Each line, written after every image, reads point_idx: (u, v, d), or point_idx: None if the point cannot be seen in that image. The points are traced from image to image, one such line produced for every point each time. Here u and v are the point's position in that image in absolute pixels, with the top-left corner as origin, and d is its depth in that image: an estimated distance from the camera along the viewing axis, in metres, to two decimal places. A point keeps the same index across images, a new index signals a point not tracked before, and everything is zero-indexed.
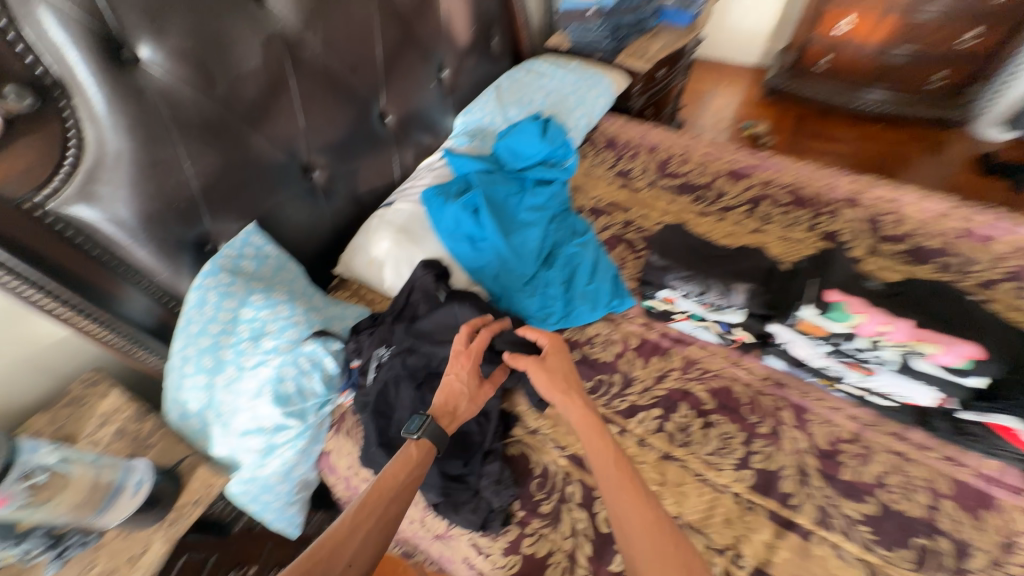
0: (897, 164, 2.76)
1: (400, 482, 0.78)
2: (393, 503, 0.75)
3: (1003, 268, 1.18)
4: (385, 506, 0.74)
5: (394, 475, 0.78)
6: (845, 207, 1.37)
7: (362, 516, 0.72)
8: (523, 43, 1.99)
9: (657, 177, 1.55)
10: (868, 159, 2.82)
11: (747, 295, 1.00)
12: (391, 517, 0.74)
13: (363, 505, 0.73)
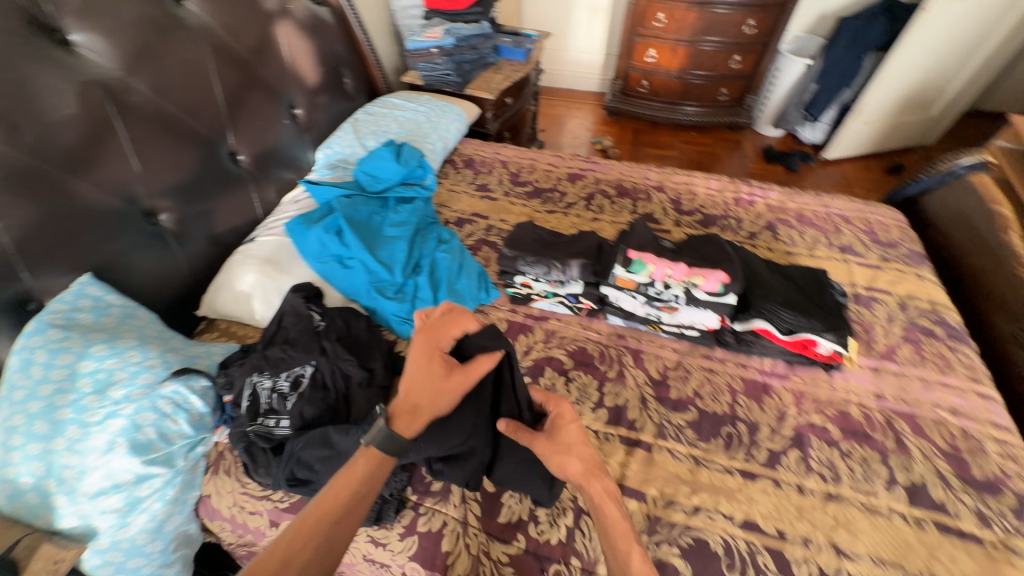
0: (711, 161, 3.43)
1: (349, 495, 0.68)
2: (342, 518, 0.65)
3: (761, 222, 1.58)
4: (331, 525, 0.64)
5: (338, 491, 0.68)
6: (656, 193, 1.71)
7: (300, 540, 0.61)
8: (378, 82, 2.14)
9: (510, 187, 1.77)
10: (692, 159, 3.45)
11: (581, 268, 1.21)
12: (340, 534, 0.64)
13: (300, 527, 0.62)
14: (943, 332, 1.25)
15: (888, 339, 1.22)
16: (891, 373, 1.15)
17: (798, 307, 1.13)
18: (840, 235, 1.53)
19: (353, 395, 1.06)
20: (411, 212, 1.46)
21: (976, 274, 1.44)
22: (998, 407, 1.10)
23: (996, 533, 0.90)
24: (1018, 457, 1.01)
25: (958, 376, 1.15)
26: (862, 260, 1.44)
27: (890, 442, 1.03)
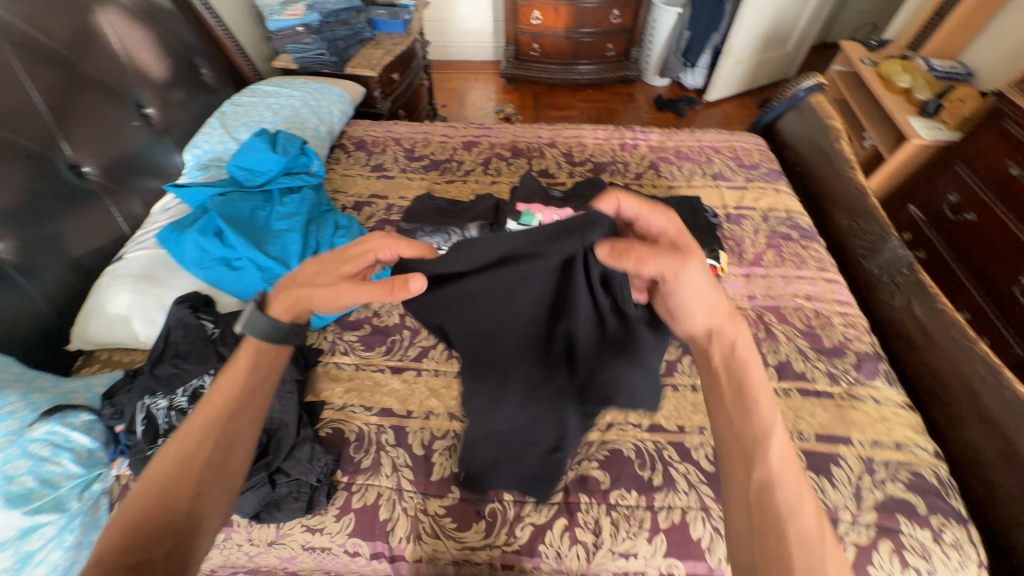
0: (609, 116, 3.58)
1: (234, 392, 0.65)
2: (234, 411, 0.64)
3: (645, 162, 1.70)
4: (222, 419, 0.62)
5: (216, 394, 0.64)
6: (548, 149, 1.77)
7: (191, 441, 0.59)
8: (244, 70, 1.96)
9: (407, 163, 1.74)
10: (591, 116, 3.58)
11: (479, 229, 1.24)
12: (240, 424, 0.63)
13: (185, 432, 0.60)
14: (798, 234, 1.45)
15: (755, 248, 1.40)
16: (759, 276, 1.33)
17: None
18: (712, 164, 1.69)
19: None
20: (300, 203, 1.39)
21: (821, 181, 1.67)
22: (841, 287, 1.31)
23: (842, 386, 1.10)
24: (857, 324, 1.22)
25: (810, 268, 1.35)
26: (731, 184, 1.61)
27: (761, 333, 1.20)
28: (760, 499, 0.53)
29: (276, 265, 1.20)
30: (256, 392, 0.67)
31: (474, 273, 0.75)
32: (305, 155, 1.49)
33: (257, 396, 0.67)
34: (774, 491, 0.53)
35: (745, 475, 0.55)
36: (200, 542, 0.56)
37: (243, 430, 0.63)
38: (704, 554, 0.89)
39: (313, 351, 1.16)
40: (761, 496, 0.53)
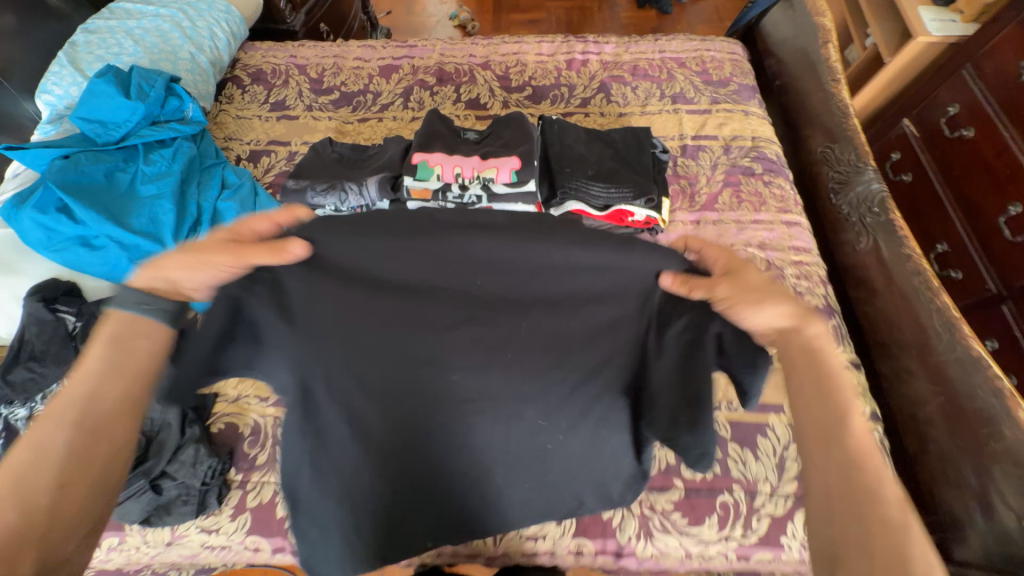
0: (582, 17, 3.06)
1: (132, 368, 0.59)
2: (94, 395, 0.56)
3: (594, 83, 1.43)
4: (124, 394, 0.57)
5: (137, 347, 0.60)
6: (480, 71, 1.48)
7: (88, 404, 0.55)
8: None
9: (312, 98, 1.47)
10: (560, 20, 3.06)
11: (378, 185, 1.05)
12: (94, 427, 0.55)
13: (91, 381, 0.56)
14: (762, 167, 1.25)
15: (710, 188, 1.21)
16: (710, 222, 1.16)
17: (609, 176, 1.06)
18: (672, 83, 1.42)
19: None
20: (172, 159, 1.17)
21: (800, 98, 1.42)
22: (802, 232, 1.15)
23: None
24: (811, 275, 1.09)
25: (770, 210, 1.18)
26: (692, 108, 1.36)
27: None
28: (868, 528, 0.49)
29: (143, 243, 1.03)
30: (136, 385, 0.58)
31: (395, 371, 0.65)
32: (175, 96, 1.24)
33: (123, 401, 0.57)
34: (870, 501, 0.50)
35: (853, 508, 0.50)
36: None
37: (59, 459, 0.52)
38: (614, 534, 0.86)
39: None
40: (868, 522, 0.49)
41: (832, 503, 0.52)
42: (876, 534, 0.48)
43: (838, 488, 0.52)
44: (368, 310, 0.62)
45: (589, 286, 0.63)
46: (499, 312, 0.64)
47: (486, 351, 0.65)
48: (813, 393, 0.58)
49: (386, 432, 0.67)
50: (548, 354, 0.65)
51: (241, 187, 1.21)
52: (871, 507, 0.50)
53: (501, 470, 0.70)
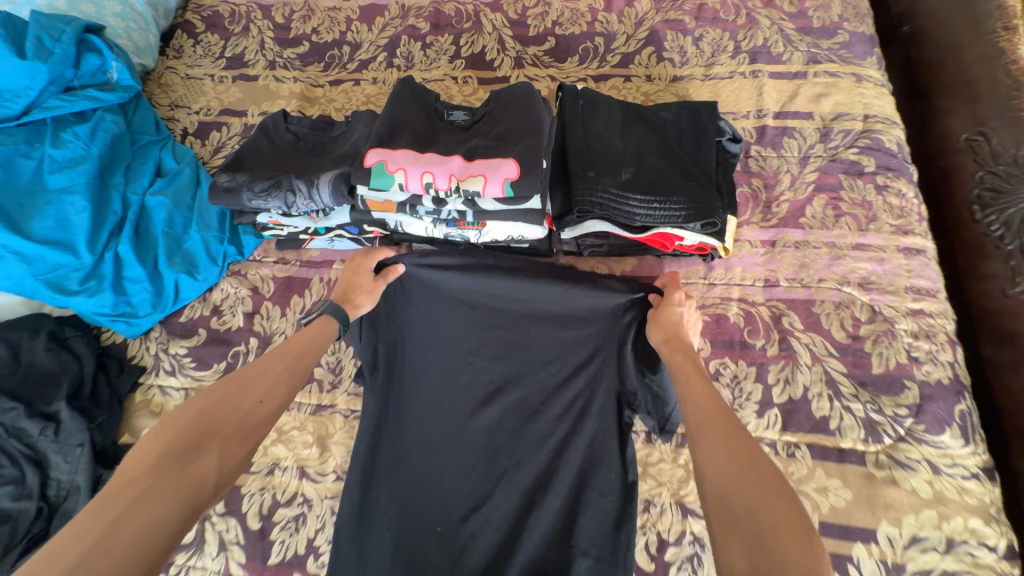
0: None
1: (300, 364, 0.67)
2: (288, 376, 0.65)
3: (642, 32, 1.05)
4: (285, 381, 0.64)
5: (313, 341, 0.70)
6: (488, 14, 1.11)
7: (262, 385, 0.62)
8: None
9: (276, 51, 1.16)
10: None
11: (331, 187, 0.77)
12: (261, 394, 0.61)
13: (276, 363, 0.65)
14: (875, 163, 0.88)
15: (795, 194, 0.86)
16: (791, 246, 0.83)
17: (653, 184, 0.73)
18: (753, 31, 1.01)
19: (41, 454, 0.75)
20: (90, 138, 0.92)
21: (941, 54, 0.99)
22: (927, 265, 0.80)
23: (884, 443, 0.70)
24: (936, 332, 0.76)
25: (881, 230, 0.83)
26: (779, 70, 0.97)
27: (772, 349, 0.77)
28: (731, 454, 0.50)
29: (50, 253, 0.83)
30: (300, 376, 0.66)
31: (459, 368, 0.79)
32: (93, 51, 0.97)
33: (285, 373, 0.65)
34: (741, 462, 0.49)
35: (711, 437, 0.53)
36: (75, 532, 0.45)
37: (239, 422, 0.58)
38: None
39: (126, 372, 0.85)
40: (730, 448, 0.51)
41: (695, 440, 0.54)
42: (743, 460, 0.49)
43: (697, 424, 0.55)
44: (449, 332, 0.80)
45: (569, 309, 0.78)
46: (523, 330, 0.79)
47: (504, 367, 0.79)
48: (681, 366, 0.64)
49: (431, 478, 0.74)
50: (548, 368, 0.77)
51: (179, 175, 0.96)
52: (732, 436, 0.52)
53: (507, 500, 0.73)
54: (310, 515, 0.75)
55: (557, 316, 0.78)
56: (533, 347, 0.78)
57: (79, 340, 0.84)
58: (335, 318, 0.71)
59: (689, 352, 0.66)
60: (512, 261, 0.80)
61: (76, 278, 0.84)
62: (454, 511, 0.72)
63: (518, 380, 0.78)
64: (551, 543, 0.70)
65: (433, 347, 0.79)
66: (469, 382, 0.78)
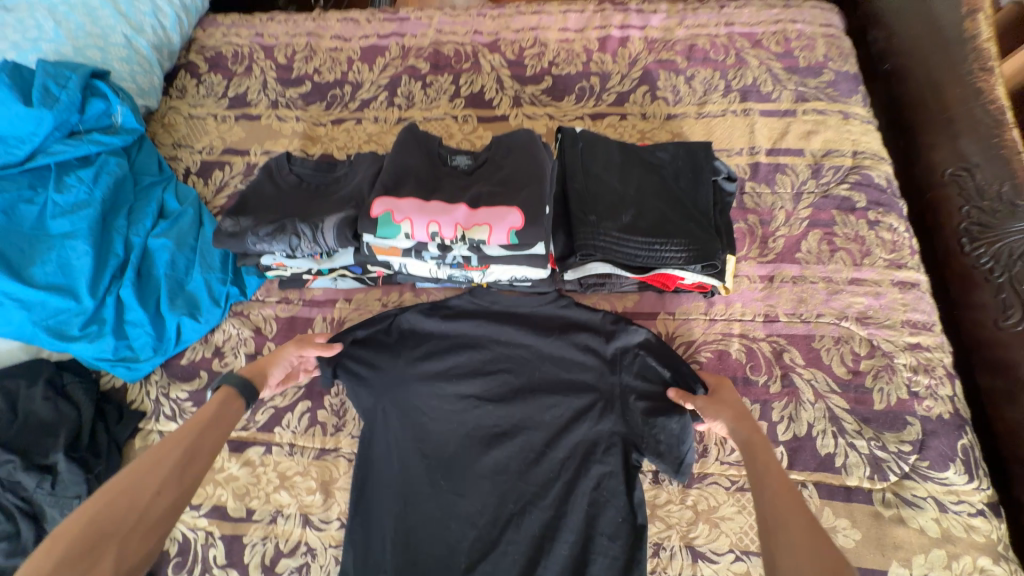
0: None
1: (201, 444, 0.60)
2: (191, 456, 0.58)
3: (636, 71, 1.08)
4: (184, 465, 0.57)
5: (216, 422, 0.63)
6: (486, 55, 1.15)
7: (164, 469, 0.55)
8: None
9: (279, 91, 1.18)
10: None
11: (335, 232, 0.78)
12: (166, 483, 0.55)
13: (180, 445, 0.58)
14: (866, 199, 0.90)
15: (791, 229, 0.88)
16: (788, 281, 0.85)
17: (654, 226, 0.75)
18: (743, 71, 1.05)
19: (38, 507, 0.73)
20: (93, 182, 0.93)
21: (923, 91, 1.03)
22: (921, 298, 0.82)
23: (889, 481, 0.71)
24: (934, 366, 0.77)
25: (875, 264, 0.85)
26: (769, 108, 1.00)
27: (775, 386, 0.78)
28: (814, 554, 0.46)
29: (52, 299, 0.83)
30: (201, 460, 0.59)
31: (462, 410, 0.80)
32: (99, 96, 0.98)
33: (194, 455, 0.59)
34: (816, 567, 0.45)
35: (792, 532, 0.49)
36: None
37: (136, 518, 0.51)
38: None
39: (125, 418, 0.84)
40: (812, 546, 0.47)
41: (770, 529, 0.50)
42: (819, 559, 0.45)
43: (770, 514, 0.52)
44: (453, 379, 0.82)
45: (571, 351, 0.82)
46: (529, 373, 0.82)
47: (509, 410, 0.80)
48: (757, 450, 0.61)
49: (437, 527, 0.73)
50: (552, 412, 0.79)
51: (182, 216, 0.96)
52: (814, 533, 0.48)
53: (512, 545, 0.72)
54: (314, 566, 0.74)
55: (558, 360, 0.82)
56: (536, 387, 0.81)
57: (79, 387, 0.83)
58: (239, 393, 0.67)
59: (760, 439, 0.63)
60: (517, 310, 0.86)
61: (77, 324, 0.83)
62: (460, 559, 0.71)
63: (521, 421, 0.79)
64: None
65: (436, 390, 0.81)
66: (472, 423, 0.79)
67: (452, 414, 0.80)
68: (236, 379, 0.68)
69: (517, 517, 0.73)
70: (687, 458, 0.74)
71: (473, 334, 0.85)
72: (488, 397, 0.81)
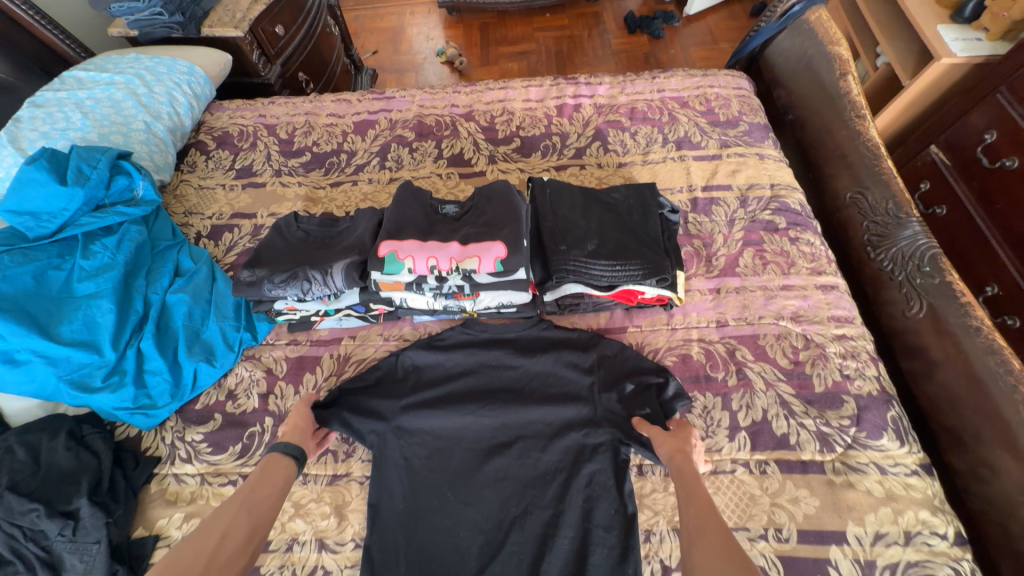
0: (584, 34, 2.86)
1: (254, 499, 0.73)
2: (244, 512, 0.71)
3: (589, 130, 1.30)
4: (244, 516, 0.70)
5: (266, 482, 0.76)
6: (463, 123, 1.35)
7: (226, 522, 0.69)
8: (75, 60, 1.50)
9: (282, 161, 1.34)
10: (563, 37, 2.87)
11: (344, 274, 0.90)
12: (225, 535, 0.67)
13: (232, 506, 0.71)
14: (786, 221, 1.09)
15: (729, 249, 1.06)
16: (732, 291, 1.00)
17: (614, 251, 0.90)
18: (676, 126, 1.28)
19: (57, 555, 0.76)
20: (116, 248, 1.03)
21: (820, 134, 1.28)
22: (841, 297, 0.99)
23: (836, 452, 0.82)
24: (859, 352, 0.92)
25: (800, 273, 1.02)
26: (700, 153, 1.22)
27: (732, 380, 0.90)
28: (724, 556, 0.60)
29: (76, 354, 0.89)
30: (258, 511, 0.72)
31: (465, 429, 0.89)
32: (122, 174, 1.11)
33: (244, 514, 0.71)
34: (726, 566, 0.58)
35: (708, 539, 0.63)
36: None
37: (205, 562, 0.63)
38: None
39: (142, 464, 0.89)
40: (722, 551, 0.61)
41: (691, 543, 0.64)
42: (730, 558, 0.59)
43: (691, 528, 0.66)
44: (454, 400, 0.92)
45: (556, 367, 0.94)
46: (521, 389, 0.92)
47: (507, 423, 0.89)
48: (688, 468, 0.74)
49: (448, 534, 0.79)
50: (545, 420, 0.89)
51: (197, 273, 1.07)
52: (725, 539, 0.62)
53: (519, 548, 0.78)
54: None
55: (546, 377, 0.93)
56: (528, 400, 0.91)
57: (97, 436, 0.88)
58: (284, 454, 0.80)
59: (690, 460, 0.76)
60: (506, 335, 0.98)
61: (100, 375, 0.90)
62: (471, 563, 0.77)
63: (517, 432, 0.88)
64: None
65: (440, 413, 0.90)
66: (474, 439, 0.88)
67: (456, 434, 0.88)
68: (282, 444, 0.81)
69: (522, 524, 0.80)
70: None
71: (469, 361, 0.96)
72: (487, 414, 0.90)
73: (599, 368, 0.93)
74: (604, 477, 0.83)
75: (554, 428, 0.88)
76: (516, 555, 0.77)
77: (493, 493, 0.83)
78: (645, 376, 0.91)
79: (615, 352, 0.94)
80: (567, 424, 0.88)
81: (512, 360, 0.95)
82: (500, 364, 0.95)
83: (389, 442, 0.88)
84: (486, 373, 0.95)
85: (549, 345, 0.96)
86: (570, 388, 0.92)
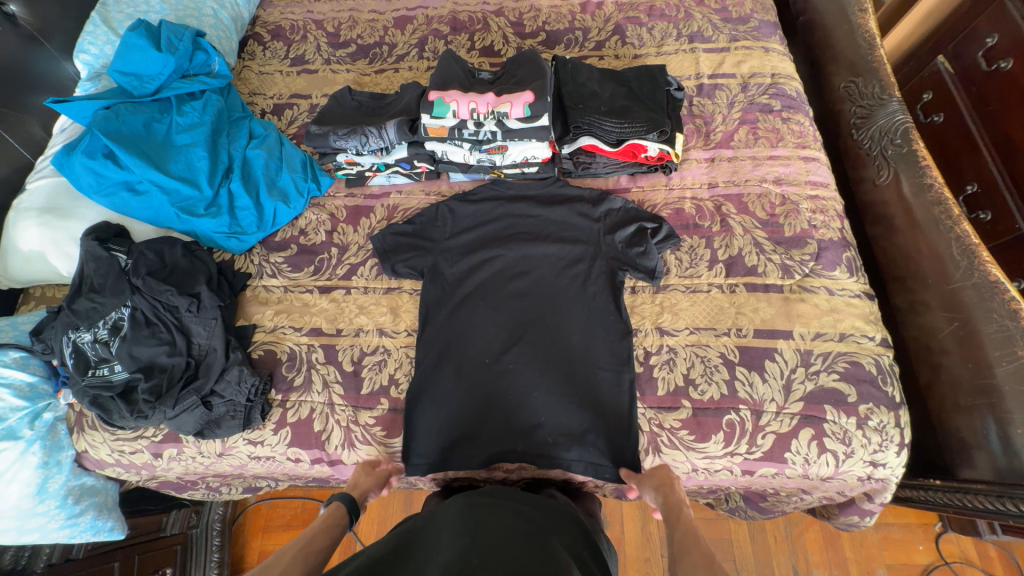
0: None
1: (312, 546, 0.75)
2: (304, 555, 0.73)
3: (610, 25, 1.41)
4: (302, 560, 0.72)
5: (326, 529, 0.79)
6: (494, 18, 1.47)
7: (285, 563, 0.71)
8: None
9: (330, 52, 1.49)
10: None
11: (397, 127, 1.08)
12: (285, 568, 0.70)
13: (288, 548, 0.74)
14: (781, 104, 1.22)
15: (726, 126, 1.20)
16: (725, 160, 1.16)
17: (622, 113, 1.08)
18: (690, 22, 1.38)
19: (186, 325, 1.00)
20: (203, 111, 1.23)
21: (825, 33, 1.38)
22: (819, 166, 1.14)
23: (795, 278, 1.01)
24: (828, 209, 1.09)
25: (787, 146, 1.16)
26: (710, 46, 1.33)
27: (716, 228, 1.08)
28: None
29: (182, 187, 1.11)
30: (316, 558, 0.74)
31: (491, 260, 1.08)
32: (201, 50, 1.28)
33: (299, 557, 0.73)
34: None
35: (690, 558, 0.71)
36: None
37: None
38: (627, 471, 0.88)
39: (238, 275, 1.13)
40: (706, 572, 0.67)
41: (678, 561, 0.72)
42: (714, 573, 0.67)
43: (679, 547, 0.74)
44: (483, 238, 1.11)
45: (568, 215, 1.11)
46: (541, 232, 1.11)
47: (527, 255, 1.08)
48: (671, 498, 0.81)
49: (477, 329, 1.02)
50: (558, 255, 1.07)
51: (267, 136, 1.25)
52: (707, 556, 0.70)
53: (534, 340, 0.99)
54: (390, 359, 1.03)
55: (560, 223, 1.11)
56: (544, 241, 1.09)
57: (204, 251, 1.11)
58: (343, 506, 0.83)
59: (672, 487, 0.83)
60: (527, 190, 1.15)
61: (202, 205, 1.12)
62: (495, 348, 1.00)
63: (535, 263, 1.07)
64: (570, 363, 0.97)
65: (472, 246, 1.10)
66: (499, 268, 1.07)
67: (484, 263, 1.08)
68: (342, 494, 0.85)
69: (538, 324, 1.01)
70: (658, 268, 1.03)
71: (495, 209, 1.14)
72: (511, 250, 1.09)
73: (604, 216, 1.10)
74: (604, 295, 1.03)
75: (565, 259, 1.07)
76: (531, 344, 0.99)
77: (513, 304, 1.03)
78: (643, 222, 1.07)
79: (620, 205, 1.11)
80: (575, 258, 1.07)
81: (532, 210, 1.13)
82: (521, 213, 1.13)
83: (429, 266, 1.08)
84: (511, 219, 1.13)
85: (564, 200, 1.14)
86: (579, 231, 1.10)
